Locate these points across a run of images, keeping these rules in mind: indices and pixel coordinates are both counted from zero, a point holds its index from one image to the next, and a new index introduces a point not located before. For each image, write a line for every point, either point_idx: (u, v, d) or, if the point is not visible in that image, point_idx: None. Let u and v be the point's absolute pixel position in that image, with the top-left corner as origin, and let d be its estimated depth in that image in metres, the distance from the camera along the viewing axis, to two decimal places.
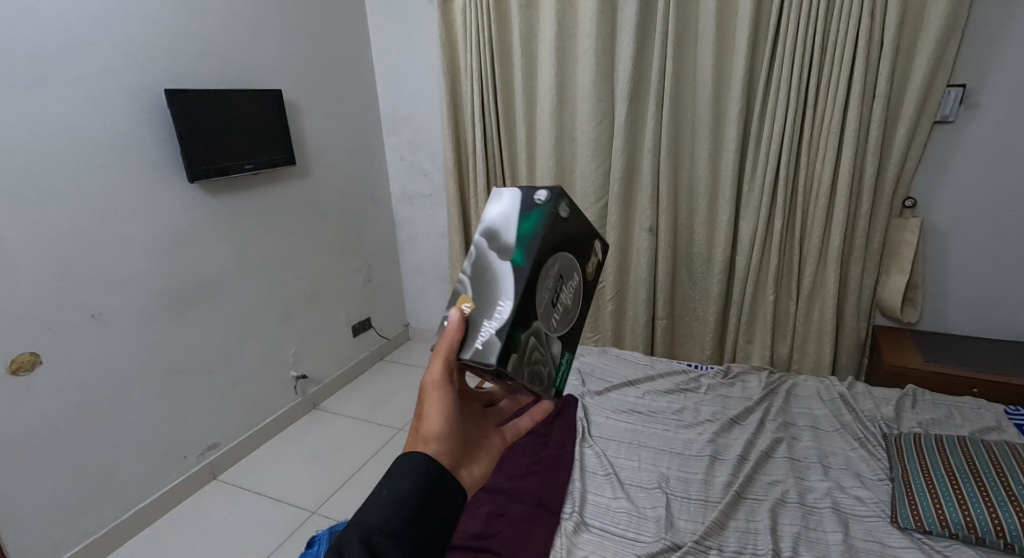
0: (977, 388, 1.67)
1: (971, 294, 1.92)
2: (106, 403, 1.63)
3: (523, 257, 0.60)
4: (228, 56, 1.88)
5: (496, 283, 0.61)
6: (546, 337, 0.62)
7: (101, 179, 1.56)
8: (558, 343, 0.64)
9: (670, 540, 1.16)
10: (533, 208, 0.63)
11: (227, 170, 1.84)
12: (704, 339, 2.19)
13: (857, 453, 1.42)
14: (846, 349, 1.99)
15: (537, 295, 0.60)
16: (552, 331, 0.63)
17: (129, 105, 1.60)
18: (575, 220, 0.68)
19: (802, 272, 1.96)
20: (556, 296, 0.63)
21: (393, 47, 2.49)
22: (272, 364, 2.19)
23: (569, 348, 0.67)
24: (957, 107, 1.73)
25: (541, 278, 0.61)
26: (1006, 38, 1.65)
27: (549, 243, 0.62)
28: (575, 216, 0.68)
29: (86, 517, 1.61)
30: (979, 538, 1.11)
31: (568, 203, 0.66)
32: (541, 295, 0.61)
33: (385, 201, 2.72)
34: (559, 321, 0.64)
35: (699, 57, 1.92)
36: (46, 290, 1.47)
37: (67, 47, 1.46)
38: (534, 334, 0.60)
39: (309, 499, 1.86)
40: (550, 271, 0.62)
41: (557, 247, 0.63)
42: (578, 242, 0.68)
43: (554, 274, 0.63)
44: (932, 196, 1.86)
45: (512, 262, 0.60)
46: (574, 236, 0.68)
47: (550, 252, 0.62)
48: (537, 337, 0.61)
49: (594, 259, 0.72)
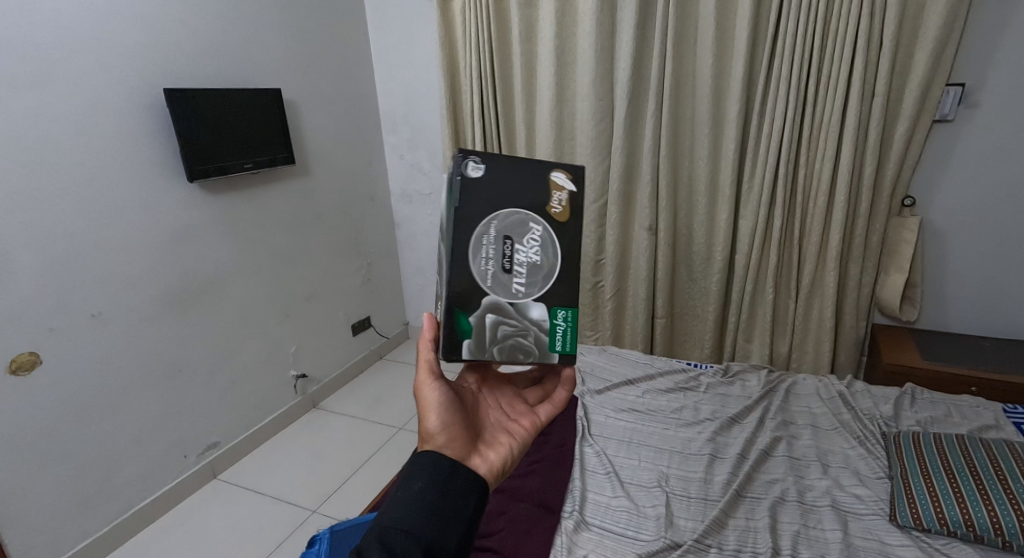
0: (975, 386, 1.67)
1: (970, 292, 1.92)
2: (105, 403, 1.63)
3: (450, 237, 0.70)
4: (227, 55, 1.88)
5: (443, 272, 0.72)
6: (506, 308, 0.72)
7: (101, 179, 1.56)
8: (529, 305, 0.73)
9: (670, 538, 1.16)
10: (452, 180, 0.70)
11: (226, 169, 1.84)
12: (703, 338, 2.20)
13: (856, 452, 1.43)
14: (846, 347, 1.99)
15: (471, 267, 0.70)
16: (511, 300, 0.72)
17: (128, 104, 1.60)
18: (499, 170, 0.71)
19: (802, 270, 1.96)
20: (500, 260, 0.71)
21: (392, 45, 2.48)
22: (272, 363, 2.19)
23: (552, 304, 0.74)
24: (956, 106, 1.74)
25: (472, 252, 0.70)
26: (1005, 37, 1.65)
27: (464, 211, 0.69)
28: (495, 168, 0.71)
29: (86, 516, 1.61)
30: (978, 536, 1.12)
31: (476, 158, 0.70)
32: (477, 265, 0.70)
33: (384, 200, 2.72)
34: (521, 283, 0.72)
35: (698, 55, 1.92)
36: (46, 290, 1.47)
37: (66, 47, 1.45)
38: (487, 312, 0.71)
39: (309, 498, 1.86)
40: (480, 242, 0.70)
41: (479, 210, 0.70)
42: (510, 189, 0.72)
43: (486, 243, 0.71)
44: (931, 195, 1.86)
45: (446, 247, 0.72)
46: (502, 185, 0.71)
47: (468, 220, 0.70)
48: (492, 314, 0.71)
49: (547, 198, 0.73)
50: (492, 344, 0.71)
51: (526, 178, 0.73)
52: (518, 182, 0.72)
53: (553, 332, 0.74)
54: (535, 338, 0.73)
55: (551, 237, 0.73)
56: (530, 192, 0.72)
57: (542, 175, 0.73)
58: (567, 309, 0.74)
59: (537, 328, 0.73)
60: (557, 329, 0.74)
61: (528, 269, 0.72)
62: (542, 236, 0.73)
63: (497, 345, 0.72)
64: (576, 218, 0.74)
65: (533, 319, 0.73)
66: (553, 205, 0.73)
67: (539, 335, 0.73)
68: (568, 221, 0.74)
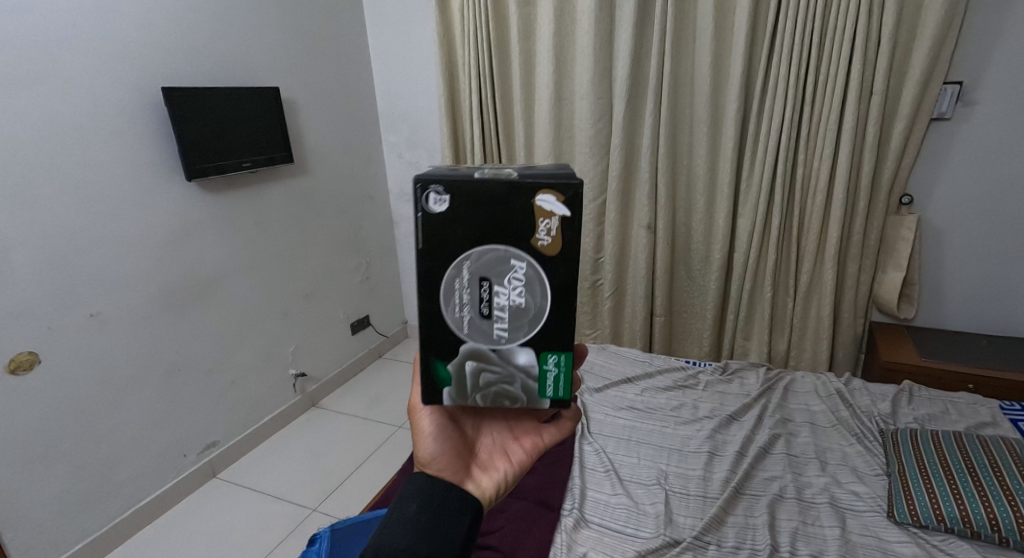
0: (972, 383, 1.69)
1: (967, 290, 1.93)
2: (104, 402, 1.63)
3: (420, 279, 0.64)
4: (225, 54, 1.87)
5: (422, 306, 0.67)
6: (487, 355, 0.65)
7: (99, 178, 1.55)
8: (514, 351, 0.65)
9: (669, 536, 1.17)
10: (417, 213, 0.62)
11: (224, 168, 1.84)
12: (702, 336, 2.20)
13: (854, 449, 1.43)
14: (843, 345, 2.00)
15: (444, 314, 0.64)
16: (494, 347, 0.65)
17: (126, 103, 1.60)
18: (466, 198, 0.61)
19: (800, 268, 1.97)
20: (478, 304, 0.64)
21: (390, 44, 2.48)
22: (271, 362, 2.19)
23: (542, 348, 0.65)
24: (954, 104, 1.74)
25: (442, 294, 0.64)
26: (1003, 35, 1.66)
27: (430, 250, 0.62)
28: (460, 194, 0.61)
29: (86, 515, 1.61)
30: (974, 532, 1.13)
31: (437, 186, 0.61)
32: (451, 312, 0.64)
33: (383, 198, 2.72)
34: (504, 328, 0.64)
35: (697, 54, 1.92)
36: (44, 289, 1.47)
37: (63, 45, 1.45)
38: (466, 359, 0.66)
39: (309, 497, 1.86)
40: (453, 286, 0.63)
41: (447, 250, 0.62)
42: (483, 218, 0.62)
43: (460, 287, 0.63)
44: (928, 193, 1.86)
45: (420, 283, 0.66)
46: (471, 216, 0.62)
47: (436, 261, 0.63)
48: (472, 359, 0.66)
49: (529, 228, 0.61)
50: (474, 391, 0.67)
51: (501, 203, 0.61)
52: (491, 209, 0.61)
53: (544, 378, 0.66)
54: (523, 385, 0.66)
55: (536, 274, 0.62)
56: (507, 220, 0.61)
57: (522, 198, 0.61)
58: (558, 353, 0.65)
59: (525, 374, 0.66)
60: (549, 374, 0.66)
61: (511, 313, 0.64)
62: (524, 274, 0.63)
63: (480, 391, 0.67)
64: (568, 250, 0.61)
65: (519, 365, 0.66)
66: (538, 236, 0.61)
67: (527, 381, 0.66)
68: (556, 255, 0.62)
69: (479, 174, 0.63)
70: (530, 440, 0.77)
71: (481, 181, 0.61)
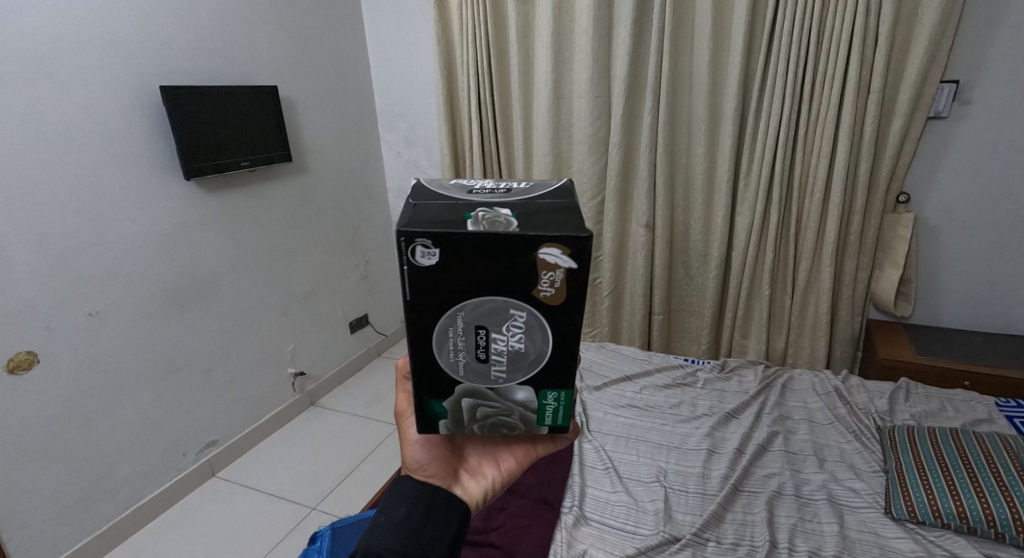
0: (969, 380, 1.69)
1: (962, 288, 1.94)
2: (103, 402, 1.63)
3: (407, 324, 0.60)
4: (223, 53, 1.87)
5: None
6: (484, 393, 0.63)
7: (97, 177, 1.55)
8: (512, 389, 0.63)
9: (668, 533, 1.17)
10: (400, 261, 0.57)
11: (222, 167, 1.83)
12: (700, 334, 2.21)
13: (851, 446, 1.44)
14: (841, 342, 2.01)
15: (439, 360, 0.61)
16: (491, 387, 0.62)
17: (123, 101, 1.59)
18: (458, 250, 0.56)
19: (798, 266, 1.98)
20: (475, 350, 0.60)
21: (389, 43, 2.48)
22: (270, 361, 2.19)
23: (541, 387, 0.63)
24: (950, 103, 1.75)
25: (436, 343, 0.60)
26: (999, 34, 1.66)
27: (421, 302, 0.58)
28: (454, 246, 0.56)
29: (86, 514, 1.61)
30: (971, 528, 1.14)
31: (427, 238, 0.55)
32: (446, 358, 0.61)
33: (381, 197, 2.72)
34: (503, 370, 0.61)
35: (695, 52, 1.92)
36: (43, 288, 1.47)
37: (60, 44, 1.44)
38: (462, 396, 0.64)
39: (309, 495, 1.86)
40: (447, 334, 0.60)
41: (438, 301, 0.58)
42: (479, 269, 0.56)
43: (454, 335, 0.60)
44: (925, 191, 1.87)
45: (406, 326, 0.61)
46: (466, 267, 0.56)
47: (426, 311, 0.59)
48: (469, 397, 0.64)
49: (531, 279, 0.56)
50: (471, 424, 0.66)
51: (497, 253, 0.56)
52: (486, 262, 0.56)
53: (543, 410, 0.64)
54: (521, 416, 0.65)
55: (537, 323, 0.58)
56: (505, 272, 0.56)
57: (523, 248, 0.55)
58: (559, 391, 0.63)
59: (524, 408, 0.64)
60: (549, 407, 0.64)
61: (509, 358, 0.61)
62: (525, 322, 0.58)
63: (478, 423, 0.66)
64: (574, 302, 0.57)
65: (518, 400, 0.64)
66: (540, 288, 0.56)
67: (525, 414, 0.65)
68: (561, 305, 0.57)
69: (474, 219, 0.57)
70: (522, 449, 0.73)
71: (476, 232, 0.55)
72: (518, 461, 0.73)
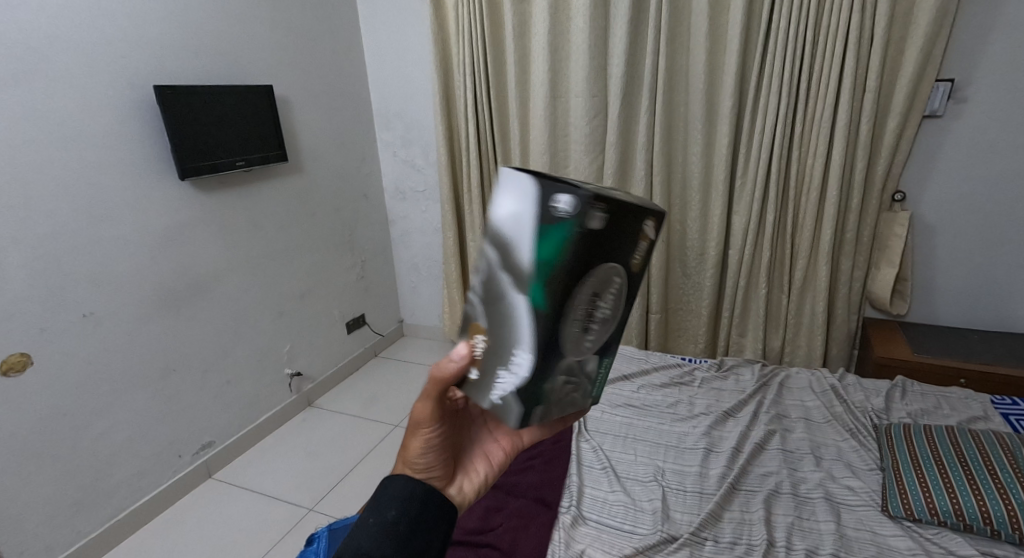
0: (964, 378, 1.70)
1: (957, 286, 1.95)
2: (98, 404, 1.62)
3: (541, 296, 0.54)
4: (218, 52, 1.86)
5: (514, 324, 0.56)
6: (575, 368, 0.61)
7: (91, 177, 1.54)
8: (588, 361, 0.62)
9: (666, 532, 1.17)
10: (554, 223, 0.53)
11: (217, 167, 1.82)
12: (697, 333, 2.21)
13: (848, 444, 1.44)
14: (837, 341, 2.01)
15: (562, 334, 0.57)
16: (581, 358, 0.61)
17: (118, 102, 1.58)
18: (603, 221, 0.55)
19: (794, 265, 1.98)
20: (584, 319, 0.59)
21: (385, 43, 2.47)
22: (266, 362, 2.18)
23: (604, 353, 0.65)
24: (946, 101, 1.76)
25: (563, 316, 0.56)
26: (993, 33, 1.67)
27: (569, 273, 0.54)
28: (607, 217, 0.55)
29: (80, 517, 1.60)
30: (967, 525, 1.14)
31: (598, 208, 0.54)
32: (565, 332, 0.57)
33: (378, 197, 2.71)
34: (593, 338, 0.61)
35: (691, 51, 1.92)
36: (36, 289, 1.46)
37: (53, 43, 1.43)
38: (558, 375, 0.59)
39: (306, 497, 1.86)
40: (573, 304, 0.56)
41: (583, 271, 0.55)
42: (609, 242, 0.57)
43: (578, 304, 0.57)
44: (920, 190, 1.88)
45: (529, 300, 0.54)
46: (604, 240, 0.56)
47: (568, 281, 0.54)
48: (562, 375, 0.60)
49: (633, 249, 0.60)
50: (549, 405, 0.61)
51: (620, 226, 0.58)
52: (616, 228, 0.57)
53: (597, 379, 0.66)
54: (583, 389, 0.65)
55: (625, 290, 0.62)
56: (622, 246, 0.58)
57: (635, 222, 0.59)
58: (609, 356, 0.67)
59: (590, 380, 0.65)
60: (600, 374, 0.67)
61: (602, 324, 0.61)
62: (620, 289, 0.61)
63: (553, 403, 0.62)
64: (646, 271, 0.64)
65: (588, 371, 0.64)
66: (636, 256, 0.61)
67: (587, 386, 0.65)
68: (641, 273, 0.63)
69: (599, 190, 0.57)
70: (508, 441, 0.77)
71: (619, 203, 0.56)
72: (503, 454, 0.76)
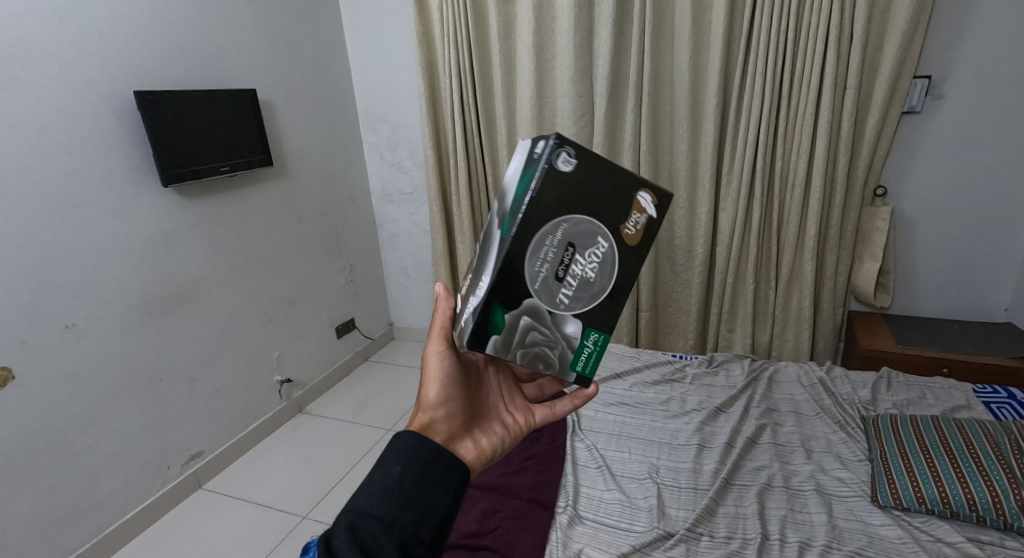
0: (947, 367, 1.75)
1: (936, 277, 2.00)
2: (84, 415, 1.59)
3: (508, 224, 0.67)
4: (198, 58, 1.83)
5: (488, 251, 0.71)
6: (543, 314, 0.70)
7: (69, 185, 1.50)
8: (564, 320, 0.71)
9: (662, 529, 1.18)
10: (527, 167, 0.67)
11: (200, 174, 1.79)
12: (688, 330, 2.24)
13: (837, 436, 1.47)
14: (824, 334, 2.04)
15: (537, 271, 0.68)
16: (552, 310, 0.70)
17: (97, 108, 1.55)
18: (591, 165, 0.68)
19: (781, 260, 2.01)
20: (557, 266, 0.68)
21: (369, 45, 2.45)
22: (255, 370, 2.15)
23: (585, 325, 0.72)
24: (923, 97, 1.80)
25: (530, 246, 0.67)
26: (967, 31, 1.71)
27: (542, 200, 0.66)
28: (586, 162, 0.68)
29: (67, 532, 1.57)
30: (954, 512, 1.17)
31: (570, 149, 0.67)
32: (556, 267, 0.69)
33: (365, 201, 2.70)
34: (569, 296, 0.70)
35: (676, 48, 1.94)
36: (16, 300, 1.42)
37: (27, 50, 1.39)
38: (525, 314, 0.69)
39: (299, 503, 1.84)
40: (543, 243, 0.67)
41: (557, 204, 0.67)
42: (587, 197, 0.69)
43: (549, 245, 0.67)
44: (900, 184, 1.92)
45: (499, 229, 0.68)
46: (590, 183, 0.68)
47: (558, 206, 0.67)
48: (529, 316, 0.69)
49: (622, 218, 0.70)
50: (518, 347, 0.70)
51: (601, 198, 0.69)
52: (583, 183, 0.68)
53: (580, 352, 0.73)
54: (561, 352, 0.72)
55: (610, 255, 0.70)
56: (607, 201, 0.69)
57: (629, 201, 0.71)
58: (598, 333, 0.73)
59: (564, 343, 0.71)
60: (587, 350, 0.73)
61: (578, 284, 0.70)
62: (603, 253, 0.70)
63: (522, 348, 0.70)
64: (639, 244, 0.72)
65: (567, 334, 0.71)
66: (627, 227, 0.71)
67: (566, 350, 0.72)
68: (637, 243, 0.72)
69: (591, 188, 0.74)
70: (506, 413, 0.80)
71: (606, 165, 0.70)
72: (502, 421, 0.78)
